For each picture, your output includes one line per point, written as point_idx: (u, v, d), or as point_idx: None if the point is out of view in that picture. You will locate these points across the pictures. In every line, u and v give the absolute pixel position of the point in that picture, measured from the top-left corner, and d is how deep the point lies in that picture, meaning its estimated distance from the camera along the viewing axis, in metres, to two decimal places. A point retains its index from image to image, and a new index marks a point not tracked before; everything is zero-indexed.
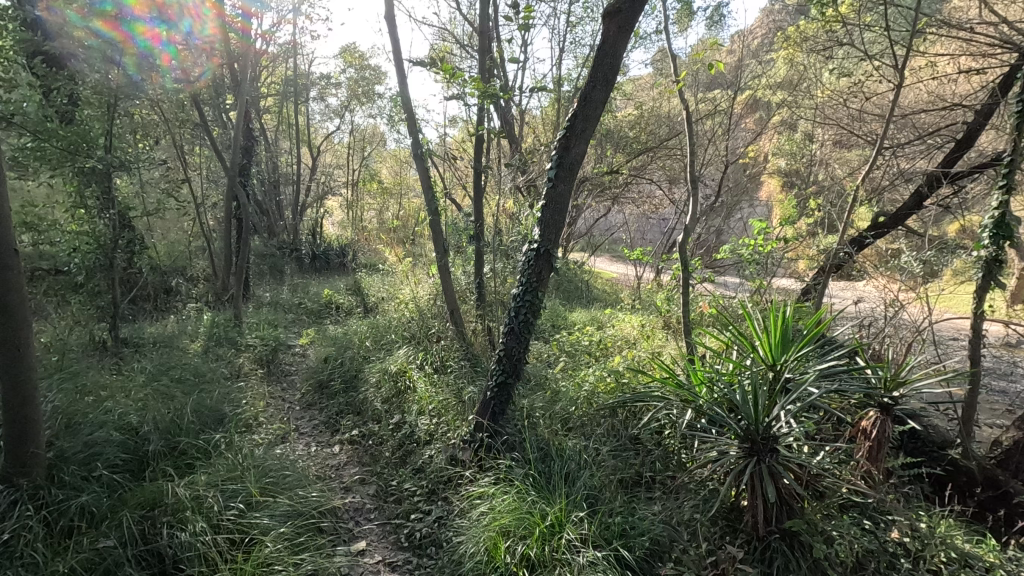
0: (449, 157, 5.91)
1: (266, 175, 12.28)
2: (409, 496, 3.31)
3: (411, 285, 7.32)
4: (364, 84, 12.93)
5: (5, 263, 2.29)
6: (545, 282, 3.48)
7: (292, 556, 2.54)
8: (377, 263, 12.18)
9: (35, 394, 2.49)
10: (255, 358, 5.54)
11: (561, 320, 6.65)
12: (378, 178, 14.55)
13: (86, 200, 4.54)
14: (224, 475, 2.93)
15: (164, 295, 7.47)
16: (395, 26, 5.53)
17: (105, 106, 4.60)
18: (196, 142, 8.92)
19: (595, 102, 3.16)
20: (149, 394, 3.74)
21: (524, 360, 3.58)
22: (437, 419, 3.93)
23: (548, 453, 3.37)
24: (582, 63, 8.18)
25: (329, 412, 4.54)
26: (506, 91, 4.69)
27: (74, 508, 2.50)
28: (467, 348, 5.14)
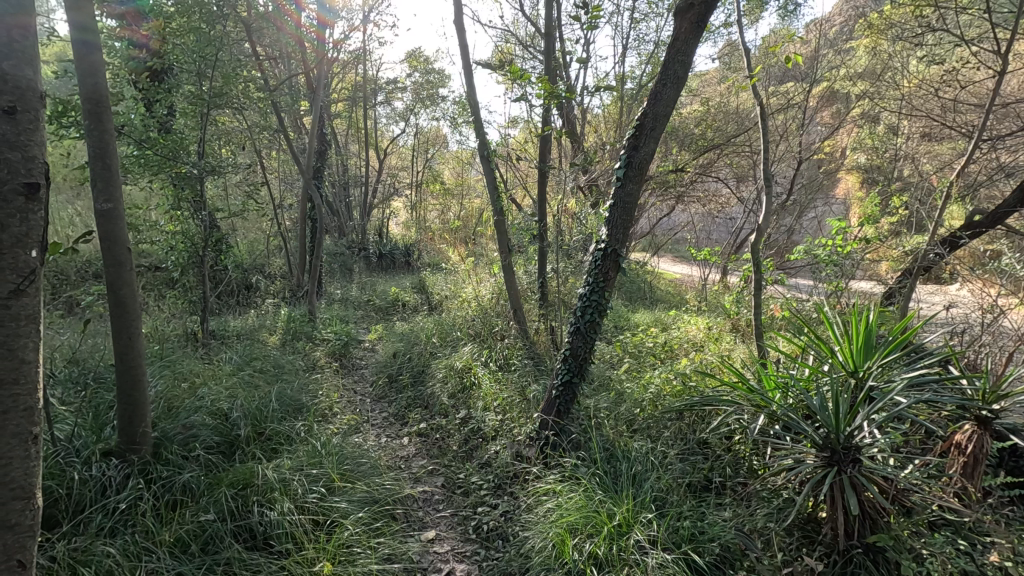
0: (512, 159, 5.98)
1: (336, 177, 12.86)
2: (475, 489, 3.39)
3: (474, 285, 7.46)
4: (428, 87, 13.25)
5: (120, 260, 2.57)
6: (613, 282, 3.47)
7: (370, 540, 2.68)
8: (440, 262, 12.50)
9: (143, 380, 2.76)
10: (328, 352, 5.84)
11: (624, 321, 6.58)
12: (441, 178, 14.90)
13: (181, 203, 4.92)
14: (307, 461, 3.12)
15: (246, 292, 8.01)
16: (463, 31, 5.67)
17: (198, 115, 4.99)
18: (273, 147, 9.46)
19: (664, 101, 3.11)
20: (237, 382, 4.04)
21: (589, 359, 3.59)
22: (503, 415, 4.01)
23: (613, 454, 3.36)
24: (646, 60, 8.07)
25: (398, 405, 4.72)
26: (570, 92, 4.72)
27: (178, 484, 2.74)
28: (530, 347, 5.20)
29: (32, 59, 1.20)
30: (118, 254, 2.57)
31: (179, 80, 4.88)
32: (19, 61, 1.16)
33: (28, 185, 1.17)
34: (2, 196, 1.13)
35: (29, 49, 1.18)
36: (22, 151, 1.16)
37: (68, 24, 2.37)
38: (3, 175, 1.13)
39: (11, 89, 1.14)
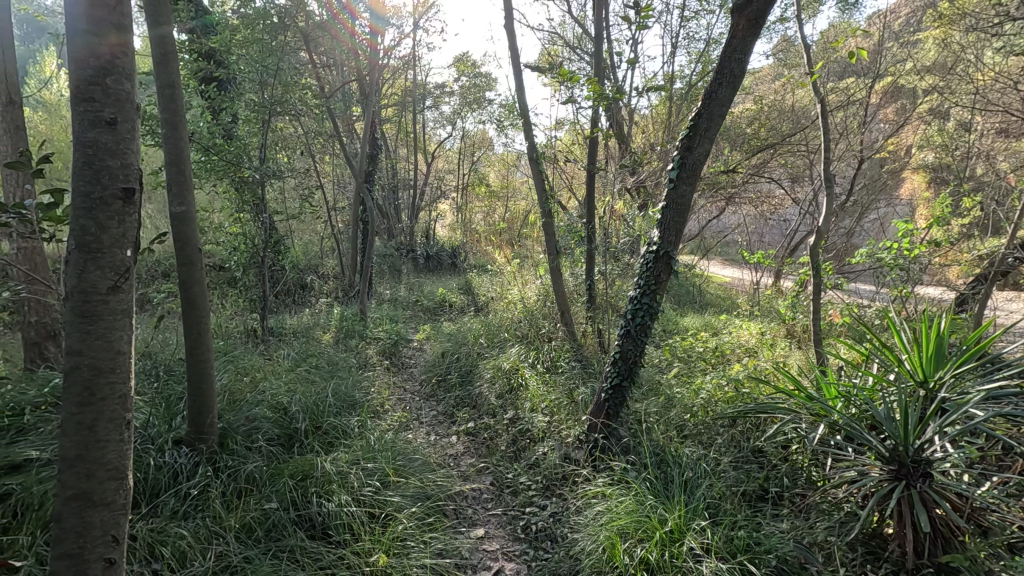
0: (559, 160, 5.99)
1: (386, 180, 13.20)
2: (524, 489, 3.40)
3: (520, 286, 7.51)
4: (476, 91, 13.41)
5: (191, 260, 2.74)
6: (665, 284, 3.42)
7: (423, 534, 2.74)
8: (486, 264, 12.63)
9: (211, 373, 2.92)
10: (379, 351, 6.00)
11: (673, 324, 6.47)
12: (486, 181, 15.06)
13: (243, 206, 5.17)
14: (362, 455, 3.23)
15: (301, 291, 8.33)
16: (512, 35, 5.72)
17: (260, 122, 5.23)
18: (328, 151, 9.79)
19: (719, 101, 3.05)
20: (295, 378, 4.21)
21: (639, 362, 3.56)
22: (550, 417, 4.01)
23: (664, 459, 3.31)
24: (697, 58, 7.91)
25: (447, 404, 4.80)
26: (622, 94, 4.68)
27: (242, 473, 2.88)
28: (578, 349, 5.19)
29: (130, 73, 1.29)
30: (190, 254, 2.74)
31: (243, 88, 5.12)
32: (120, 76, 1.25)
33: (126, 190, 1.27)
34: (102, 200, 1.23)
35: (128, 64, 1.28)
36: (121, 158, 1.26)
37: (151, 37, 2.55)
38: (104, 181, 1.23)
39: (112, 101, 1.24)
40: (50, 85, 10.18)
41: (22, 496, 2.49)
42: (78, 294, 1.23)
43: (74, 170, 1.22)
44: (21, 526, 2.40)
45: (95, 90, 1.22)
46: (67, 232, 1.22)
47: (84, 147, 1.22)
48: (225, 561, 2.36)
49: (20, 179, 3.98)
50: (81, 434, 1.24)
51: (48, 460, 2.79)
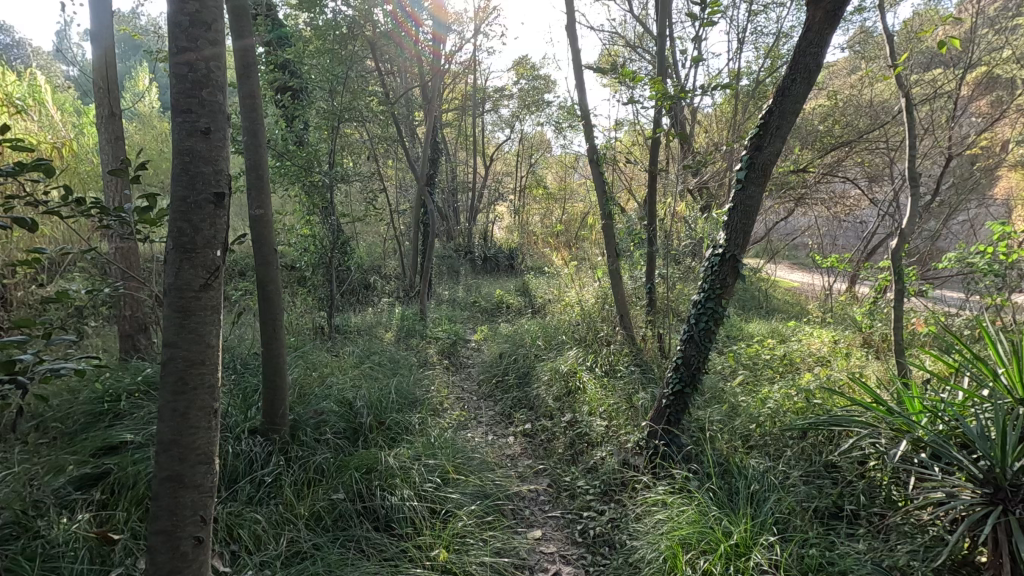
0: (619, 162, 5.92)
1: (446, 183, 13.47)
2: (582, 493, 3.36)
3: (577, 289, 7.47)
4: (535, 93, 13.46)
5: (267, 260, 2.90)
6: (731, 289, 3.30)
7: (482, 532, 2.78)
8: (543, 266, 12.65)
9: (284, 367, 3.08)
10: (439, 350, 6.12)
11: (737, 330, 6.24)
12: (544, 183, 15.09)
13: (313, 209, 5.43)
14: (423, 451, 3.31)
15: (364, 291, 8.64)
16: (573, 37, 5.71)
17: (330, 129, 5.47)
18: (391, 156, 10.12)
19: (794, 97, 2.91)
20: (359, 375, 4.37)
21: (702, 369, 3.46)
22: (609, 421, 3.96)
23: (729, 469, 3.20)
24: (765, 54, 7.60)
25: (504, 404, 4.83)
26: (686, 93, 4.57)
27: (312, 464, 3.02)
28: (637, 353, 5.10)
29: (221, 85, 1.38)
30: (266, 254, 2.90)
31: (314, 97, 5.38)
32: (214, 88, 1.35)
33: (217, 195, 1.36)
34: (196, 204, 1.32)
35: (220, 77, 1.37)
36: (214, 164, 1.35)
37: (235, 50, 2.71)
38: (198, 186, 1.33)
39: (207, 112, 1.33)
40: (144, 98, 11.10)
41: (119, 475, 2.72)
42: (175, 291, 1.33)
43: (173, 176, 1.32)
44: (118, 503, 2.62)
45: (191, 102, 1.32)
46: (166, 233, 1.33)
47: (182, 155, 1.32)
48: (296, 547, 2.48)
49: (120, 185, 4.35)
50: (176, 420, 1.34)
51: (141, 443, 3.04)
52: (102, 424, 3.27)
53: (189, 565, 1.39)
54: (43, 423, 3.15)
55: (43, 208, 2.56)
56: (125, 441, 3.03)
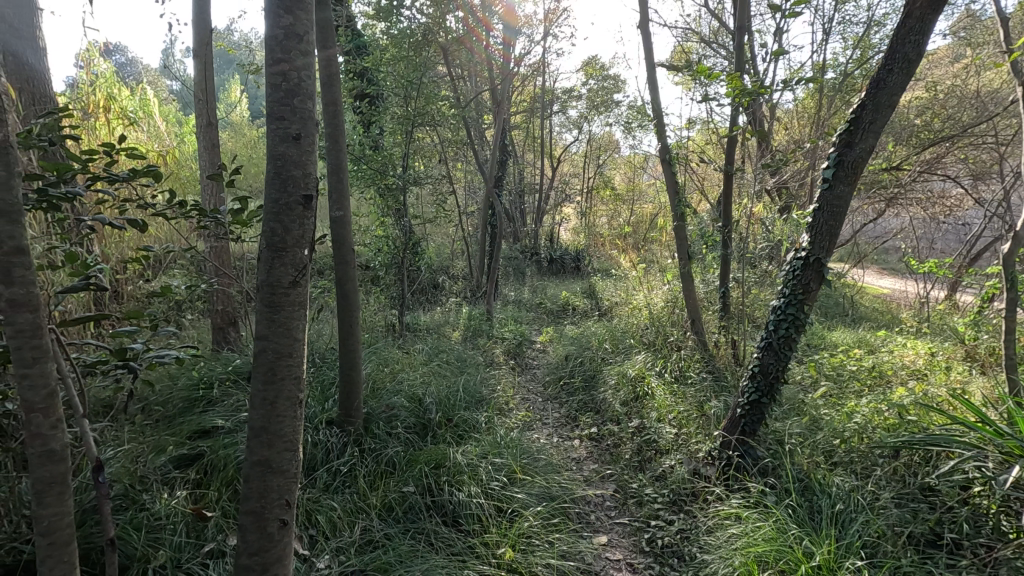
0: (691, 162, 5.73)
1: (514, 185, 13.59)
2: (650, 501, 3.27)
3: (645, 292, 7.31)
4: (603, 94, 13.29)
5: (346, 259, 3.04)
6: (814, 294, 3.11)
7: (547, 533, 2.77)
8: (610, 268, 12.48)
9: (359, 362, 3.21)
10: (505, 350, 6.18)
11: (819, 339, 5.87)
12: (612, 184, 14.87)
13: (387, 211, 5.64)
14: (489, 450, 3.35)
15: (433, 290, 8.88)
16: (646, 35, 5.60)
17: (405, 133, 5.65)
18: (460, 159, 10.33)
19: (890, 89, 2.71)
20: (429, 372, 4.48)
21: (781, 378, 3.29)
22: (679, 429, 3.85)
23: (810, 486, 3.02)
24: (854, 44, 7.11)
25: (569, 407, 4.80)
26: (766, 89, 4.36)
27: (384, 456, 3.13)
28: (709, 360, 4.91)
29: (312, 93, 1.46)
30: (345, 254, 3.04)
31: (390, 103, 5.58)
32: (305, 96, 1.42)
33: (306, 197, 1.43)
34: (287, 205, 1.40)
35: (310, 85, 1.44)
36: (303, 168, 1.43)
37: (320, 60, 2.87)
38: (289, 189, 1.41)
39: (298, 119, 1.41)
40: (236, 108, 11.99)
41: (212, 457, 2.94)
42: (267, 287, 1.42)
43: (268, 180, 1.41)
44: (210, 483, 2.83)
45: (285, 110, 1.40)
46: (260, 232, 1.42)
47: (276, 160, 1.41)
48: (369, 535, 2.58)
49: (215, 188, 4.71)
50: (266, 408, 1.43)
51: (231, 428, 3.27)
52: (197, 409, 3.55)
53: (275, 546, 1.47)
54: (148, 406, 3.47)
55: (152, 210, 2.82)
56: (217, 426, 3.28)
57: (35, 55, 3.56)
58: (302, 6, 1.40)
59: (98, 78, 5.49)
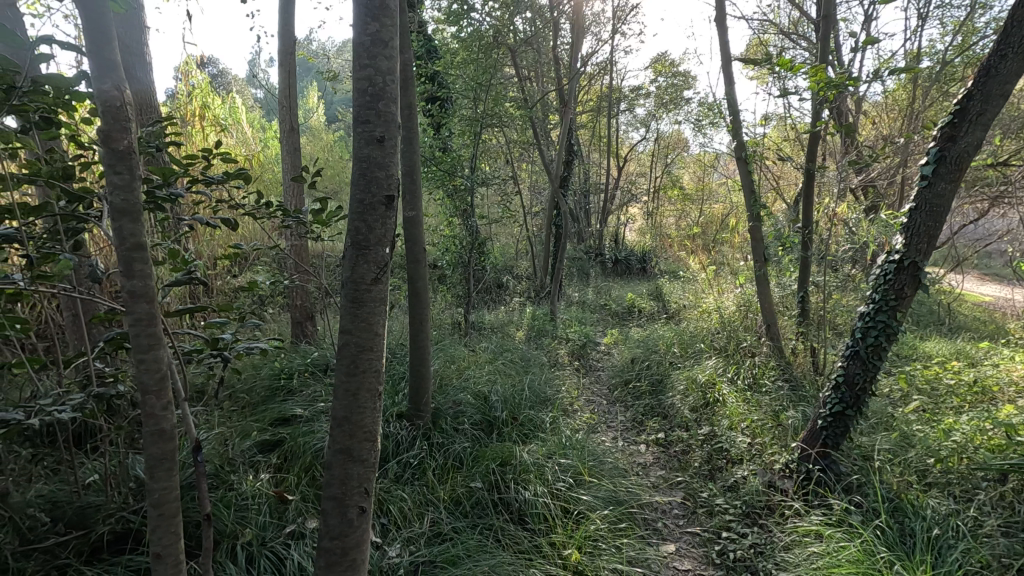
0: (768, 160, 5.46)
1: (579, 186, 13.49)
2: (721, 511, 3.13)
3: (716, 295, 7.05)
4: (672, 91, 12.93)
5: (417, 257, 3.13)
6: (909, 300, 2.88)
7: (614, 537, 2.73)
8: (678, 270, 12.14)
9: (428, 358, 3.30)
10: (569, 351, 6.15)
11: (910, 349, 5.44)
12: (680, 184, 14.44)
13: (455, 211, 5.75)
14: (556, 450, 3.35)
15: (498, 290, 8.97)
16: (722, 28, 5.39)
17: (473, 134, 5.74)
18: (526, 160, 10.38)
19: (1002, 78, 2.48)
20: (494, 370, 4.54)
21: (869, 389, 3.08)
22: (753, 439, 3.68)
23: (901, 507, 2.81)
24: (956, 29, 6.53)
25: (635, 411, 4.70)
26: (854, 80, 4.08)
27: (452, 451, 3.20)
28: (785, 368, 4.67)
29: (395, 97, 1.51)
30: (417, 252, 3.14)
31: (459, 106, 5.69)
32: (388, 100, 1.48)
33: (388, 197, 1.48)
34: (371, 205, 1.46)
35: (393, 89, 1.49)
36: (386, 169, 1.48)
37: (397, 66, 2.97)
38: (372, 189, 1.46)
39: (382, 122, 1.47)
40: (314, 114, 12.63)
41: (292, 444, 3.12)
42: (351, 283, 1.49)
43: (354, 181, 1.48)
44: (290, 468, 3.00)
45: (370, 114, 1.46)
46: (345, 232, 1.49)
47: (361, 163, 1.47)
48: (438, 528, 2.65)
49: (296, 189, 4.98)
50: (348, 399, 1.50)
51: (309, 417, 3.45)
52: (279, 398, 3.77)
53: (354, 533, 1.52)
54: (235, 393, 3.72)
55: (243, 210, 3.02)
56: (297, 415, 3.47)
57: (143, 70, 3.89)
58: (387, 14, 1.46)
59: (194, 88, 5.94)
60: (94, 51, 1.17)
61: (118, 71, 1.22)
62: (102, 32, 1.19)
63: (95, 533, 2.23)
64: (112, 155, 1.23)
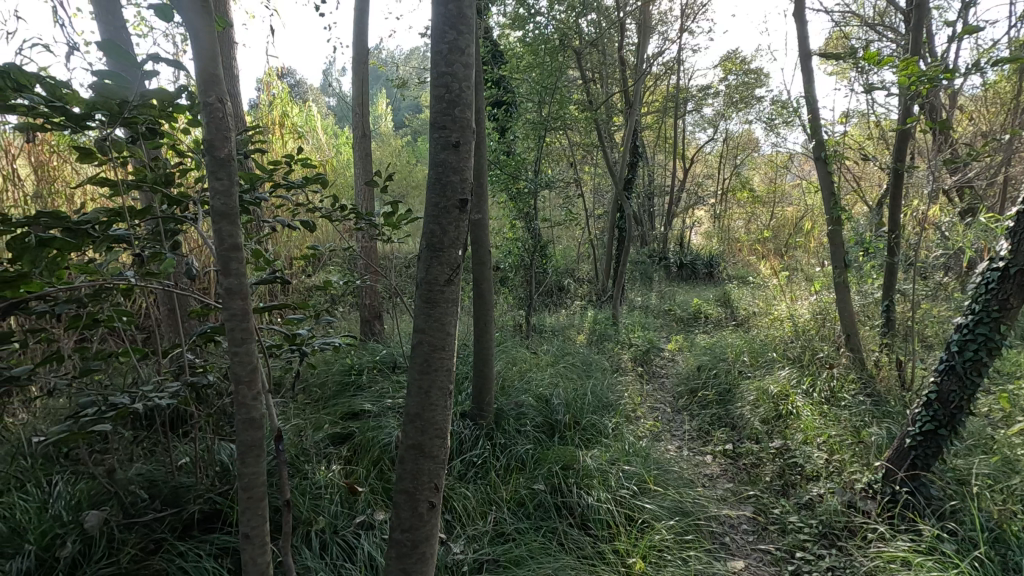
0: (850, 160, 5.15)
1: (643, 189, 13.24)
2: (795, 530, 2.97)
3: (789, 302, 6.73)
4: (744, 89, 12.45)
5: (483, 259, 3.18)
6: (1015, 312, 2.64)
7: (680, 549, 2.66)
8: (747, 275, 11.69)
9: (491, 359, 3.34)
10: (632, 357, 6.05)
11: (1012, 365, 4.98)
12: (750, 185, 13.89)
13: (519, 214, 5.80)
14: (619, 457, 3.31)
15: (559, 293, 8.96)
16: (800, 23, 5.14)
17: (538, 137, 5.77)
18: (588, 162, 10.31)
19: None
20: (556, 373, 4.54)
21: (966, 408, 2.84)
22: (830, 455, 3.48)
23: (1003, 538, 2.57)
24: None
25: (702, 420, 4.56)
26: (950, 72, 3.77)
27: (514, 452, 3.23)
28: (867, 382, 4.39)
29: (470, 103, 1.54)
30: (482, 254, 3.19)
31: (524, 110, 5.74)
32: (463, 106, 1.51)
33: (461, 201, 1.52)
34: (445, 209, 1.51)
35: (467, 95, 1.52)
36: (461, 173, 1.52)
37: None
38: (447, 193, 1.50)
39: (458, 127, 1.50)
40: (383, 120, 13.09)
41: (361, 438, 3.25)
42: (425, 284, 1.54)
43: (430, 185, 1.52)
44: (360, 461, 3.12)
45: (446, 120, 1.50)
46: (421, 234, 1.54)
47: (436, 167, 1.51)
48: (501, 527, 2.68)
49: (367, 193, 5.21)
50: (421, 396, 1.55)
51: (377, 413, 3.58)
52: (349, 393, 3.93)
53: (424, 527, 1.57)
54: (309, 386, 3.91)
55: (321, 213, 3.18)
56: (365, 410, 3.61)
57: (233, 83, 4.19)
58: (463, 22, 1.50)
59: (274, 99, 6.31)
60: (201, 66, 1.27)
61: (221, 85, 1.33)
62: (208, 49, 1.30)
63: (187, 512, 2.41)
64: (214, 162, 1.33)
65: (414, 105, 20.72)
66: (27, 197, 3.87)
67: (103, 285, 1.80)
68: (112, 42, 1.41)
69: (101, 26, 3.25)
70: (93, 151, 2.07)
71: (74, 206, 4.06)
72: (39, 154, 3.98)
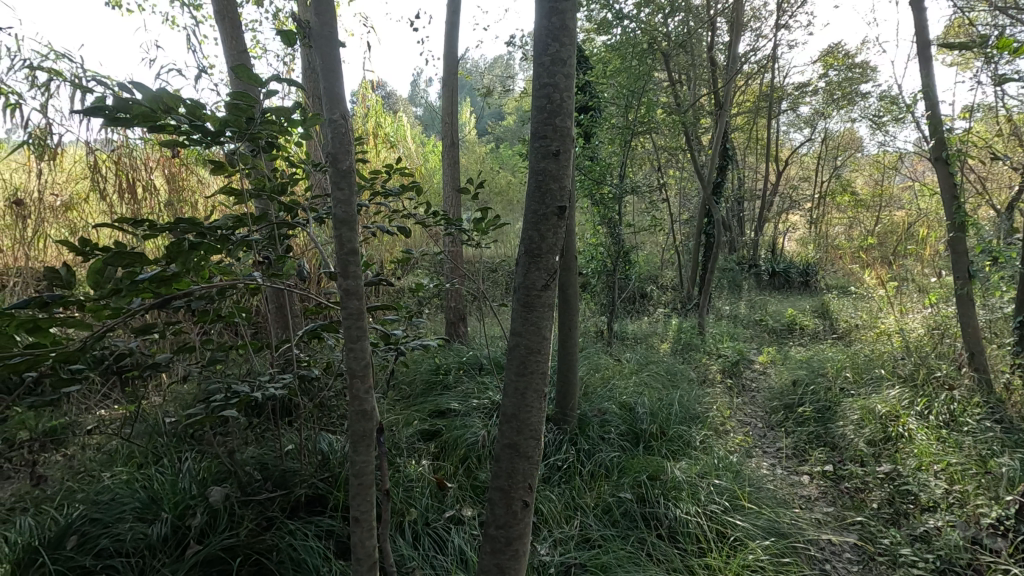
0: (974, 160, 4.67)
1: (732, 193, 12.68)
2: (907, 564, 2.73)
3: (897, 315, 6.18)
4: (847, 85, 11.60)
5: (569, 265, 3.22)
6: None
7: (777, 570, 2.53)
8: (848, 285, 10.87)
9: (575, 364, 3.36)
10: (720, 368, 5.81)
11: None
12: (852, 188, 12.90)
13: (603, 220, 5.76)
14: (707, 471, 3.21)
15: (642, 300, 8.79)
16: (917, 13, 4.74)
17: (623, 141, 5.70)
18: (674, 167, 10.03)
19: None
20: (640, 382, 4.45)
21: None
22: (950, 486, 3.17)
23: None
24: None
25: (797, 438, 4.30)
26: None
27: (599, 459, 3.22)
28: (994, 407, 3.94)
29: (569, 112, 1.57)
30: (568, 260, 3.22)
31: (610, 114, 5.70)
32: (564, 115, 1.55)
33: (560, 208, 1.55)
34: (544, 215, 1.54)
35: (565, 103, 1.55)
36: (559, 181, 1.55)
37: None
38: (547, 201, 1.54)
39: (558, 136, 1.54)
40: (467, 128, 13.46)
41: (449, 436, 3.36)
42: (523, 287, 1.58)
43: (531, 191, 1.57)
44: (447, 457, 3.24)
45: (547, 129, 1.54)
46: (520, 239, 1.59)
47: (537, 175, 1.56)
48: (586, 533, 2.68)
49: (455, 200, 5.38)
50: (517, 397, 1.60)
51: (464, 413, 3.68)
52: (435, 391, 4.08)
53: (517, 525, 1.60)
54: (399, 384, 4.10)
55: (416, 219, 3.34)
56: (452, 409, 3.74)
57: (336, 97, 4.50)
58: (566, 34, 1.53)
59: (369, 110, 6.68)
60: (328, 86, 1.39)
61: (344, 102, 1.45)
62: (334, 71, 1.42)
63: (294, 493, 2.61)
64: (337, 173, 1.45)
65: (496, 113, 21.16)
66: (161, 204, 4.37)
67: (235, 285, 2.00)
68: (246, 65, 1.57)
69: (226, 50, 3.60)
70: (223, 165, 2.30)
71: (199, 211, 4.52)
72: (172, 166, 4.48)
